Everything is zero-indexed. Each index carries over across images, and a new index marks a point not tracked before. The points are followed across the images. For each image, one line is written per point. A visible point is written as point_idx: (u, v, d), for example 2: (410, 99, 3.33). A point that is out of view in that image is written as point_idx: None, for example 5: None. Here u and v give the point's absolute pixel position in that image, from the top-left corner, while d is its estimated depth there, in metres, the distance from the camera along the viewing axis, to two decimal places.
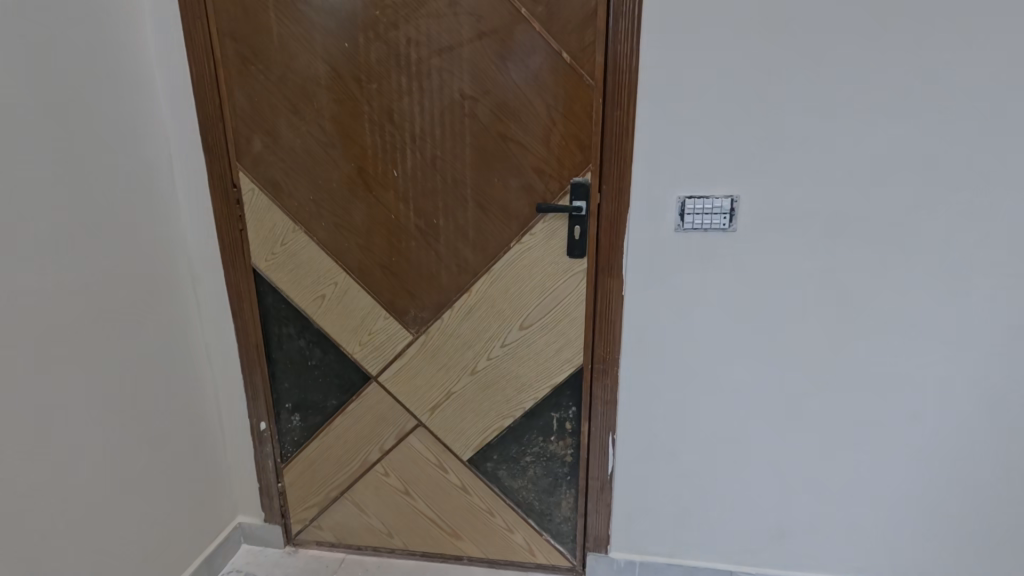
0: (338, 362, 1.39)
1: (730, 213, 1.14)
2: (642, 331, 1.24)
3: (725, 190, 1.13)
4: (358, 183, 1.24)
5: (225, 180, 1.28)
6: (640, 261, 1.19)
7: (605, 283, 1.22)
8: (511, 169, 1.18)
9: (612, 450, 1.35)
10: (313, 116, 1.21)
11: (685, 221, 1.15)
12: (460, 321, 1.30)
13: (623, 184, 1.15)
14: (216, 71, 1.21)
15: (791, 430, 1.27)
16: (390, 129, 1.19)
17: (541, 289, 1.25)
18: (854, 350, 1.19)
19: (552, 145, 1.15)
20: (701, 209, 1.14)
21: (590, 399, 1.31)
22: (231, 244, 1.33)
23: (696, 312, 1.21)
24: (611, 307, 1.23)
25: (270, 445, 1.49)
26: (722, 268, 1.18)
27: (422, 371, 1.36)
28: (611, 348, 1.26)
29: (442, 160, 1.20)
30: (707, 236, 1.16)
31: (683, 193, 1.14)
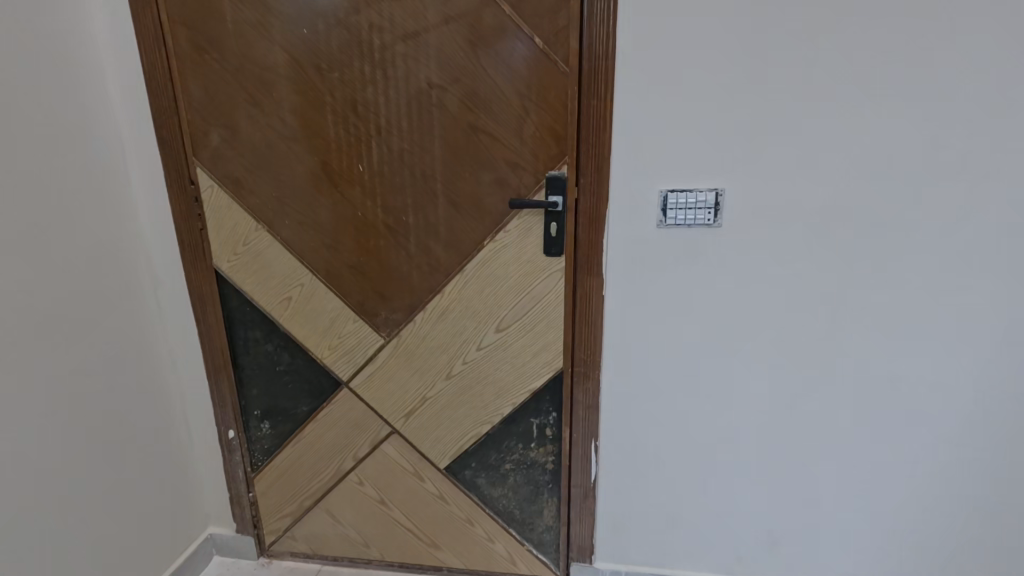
0: (308, 367, 1.33)
1: (715, 208, 1.07)
2: (624, 332, 1.18)
3: (708, 182, 1.07)
4: (322, 179, 1.17)
5: (183, 176, 1.21)
6: (621, 259, 1.13)
7: (584, 282, 1.15)
8: (483, 163, 1.11)
9: (594, 457, 1.29)
10: (273, 109, 1.14)
11: (668, 216, 1.08)
12: (433, 323, 1.24)
13: (601, 177, 1.08)
14: (169, 61, 1.14)
15: (781, 435, 1.21)
16: (353, 121, 1.12)
17: (518, 289, 1.18)
18: (846, 351, 1.13)
19: (526, 137, 1.09)
20: (684, 203, 1.07)
21: (571, 404, 1.25)
22: (192, 244, 1.26)
23: (681, 312, 1.15)
24: (591, 307, 1.17)
25: (240, 453, 1.43)
26: (707, 265, 1.11)
27: (395, 376, 1.30)
28: (592, 350, 1.20)
29: (409, 154, 1.13)
30: (690, 232, 1.10)
31: (665, 186, 1.07)
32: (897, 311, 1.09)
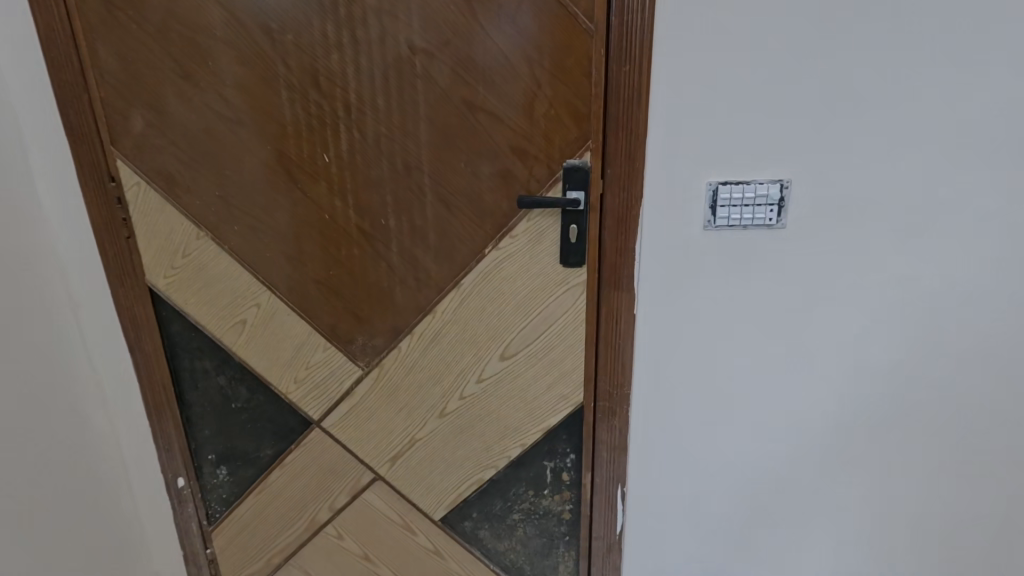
0: (270, 403, 1.09)
1: (777, 204, 0.85)
2: (659, 358, 0.96)
3: (768, 172, 0.85)
4: (278, 173, 0.92)
5: (100, 171, 0.95)
6: (657, 268, 0.90)
7: (612, 299, 0.92)
8: (483, 150, 0.87)
9: (621, 505, 1.07)
10: (211, 83, 0.88)
11: (719, 214, 0.85)
12: (423, 351, 1.00)
13: (634, 167, 0.85)
14: (72, 21, 0.87)
15: (841, 473, 1.02)
16: (315, 98, 0.87)
17: (528, 308, 0.95)
18: (914, 371, 0.95)
19: (538, 116, 0.85)
20: (740, 198, 0.85)
21: (593, 444, 1.02)
22: (118, 256, 1.01)
23: (727, 333, 0.94)
24: (619, 329, 0.94)
25: (193, 505, 1.19)
26: (763, 276, 0.90)
27: (378, 413, 1.06)
28: (619, 380, 0.98)
29: (387, 139, 0.88)
30: (745, 234, 0.87)
31: (716, 178, 0.85)
32: (977, 323, 0.92)
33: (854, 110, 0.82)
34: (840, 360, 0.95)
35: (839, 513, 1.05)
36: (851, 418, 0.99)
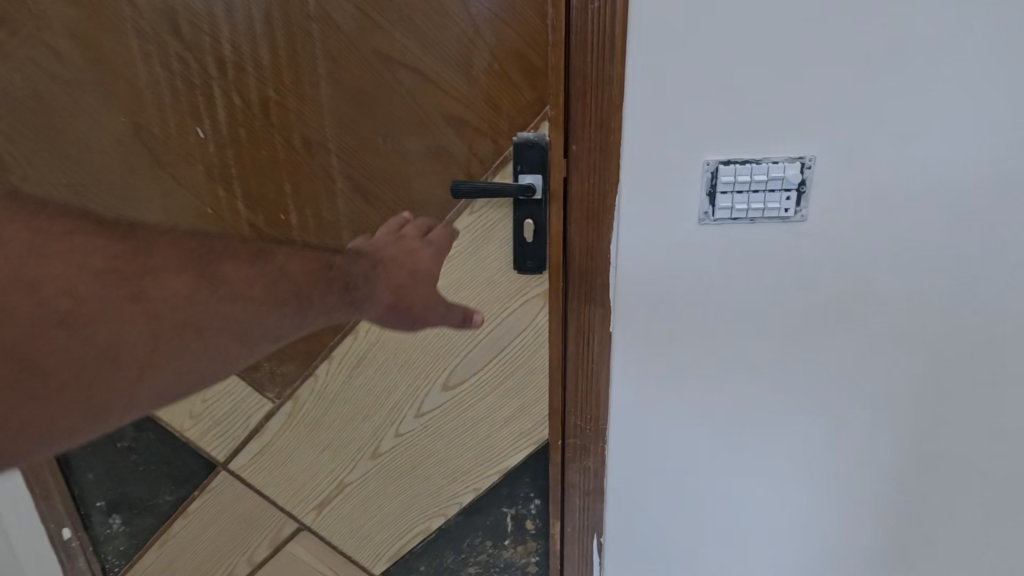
0: (165, 442, 0.88)
1: (797, 188, 0.63)
2: (642, 389, 0.75)
3: (787, 148, 0.62)
4: (138, 153, 0.69)
5: None
6: (637, 274, 0.68)
7: (580, 315, 0.71)
8: (405, 121, 0.65)
9: (598, 560, 0.87)
10: (37, 31, 0.65)
11: (719, 204, 0.64)
12: (346, 379, 0.80)
13: (608, 141, 0.63)
14: None
15: (882, 532, 0.80)
16: (177, 51, 0.64)
17: (475, 327, 0.74)
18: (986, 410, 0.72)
19: (477, 74, 0.63)
20: (747, 182, 0.62)
21: (561, 490, 0.82)
22: None
23: (732, 358, 0.72)
24: (590, 354, 0.73)
25: (85, 559, 0.98)
26: (777, 286, 0.68)
27: (296, 454, 0.86)
28: (592, 416, 0.77)
29: (277, 106, 0.66)
30: (754, 230, 0.65)
31: (715, 155, 0.62)
32: None
33: (912, 57, 0.58)
34: (881, 400, 0.73)
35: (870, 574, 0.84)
36: (894, 473, 0.76)
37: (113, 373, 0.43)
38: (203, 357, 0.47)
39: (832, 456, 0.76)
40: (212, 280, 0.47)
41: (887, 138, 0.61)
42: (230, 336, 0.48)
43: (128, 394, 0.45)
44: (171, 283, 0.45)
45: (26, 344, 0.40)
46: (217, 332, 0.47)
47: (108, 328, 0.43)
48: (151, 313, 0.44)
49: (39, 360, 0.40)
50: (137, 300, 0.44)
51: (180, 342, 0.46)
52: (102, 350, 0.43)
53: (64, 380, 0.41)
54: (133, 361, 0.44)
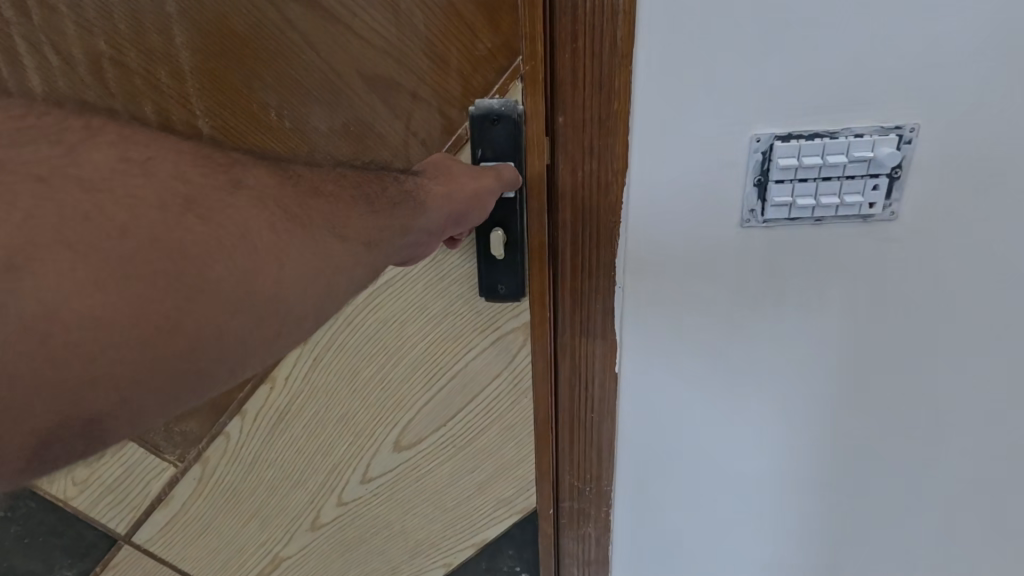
0: (48, 513, 0.69)
1: (887, 172, 0.43)
2: (658, 443, 0.57)
3: (873, 116, 0.42)
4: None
5: None
6: (652, 298, 0.49)
7: (574, 352, 0.52)
8: (307, 87, 0.43)
9: None
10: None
11: (773, 199, 0.44)
12: (266, 439, 0.60)
13: (611, 110, 0.42)
14: None
15: None
16: None
17: (433, 372, 0.54)
18: None
19: (409, 8, 0.40)
20: (817, 165, 0.42)
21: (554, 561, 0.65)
22: None
23: (779, 402, 0.54)
24: (591, 399, 0.54)
25: None
26: (844, 311, 0.49)
27: (214, 527, 0.67)
28: (594, 476, 0.59)
29: (115, 66, 0.44)
30: (818, 236, 0.46)
31: (770, 128, 0.42)
32: None
33: None
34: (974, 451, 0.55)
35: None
36: (983, 539, 0.59)
37: (216, 299, 0.27)
38: (311, 262, 0.30)
39: (902, 520, 0.59)
40: (240, 175, 0.30)
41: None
42: (322, 228, 0.31)
43: (229, 329, 0.27)
44: (206, 177, 0.29)
45: (60, 225, 0.24)
46: (297, 230, 0.30)
47: (198, 228, 0.27)
48: (219, 220, 0.28)
49: (111, 288, 0.25)
50: (185, 186, 0.28)
51: (266, 254, 0.29)
52: (181, 259, 0.26)
53: (151, 321, 0.25)
54: (242, 271, 0.28)
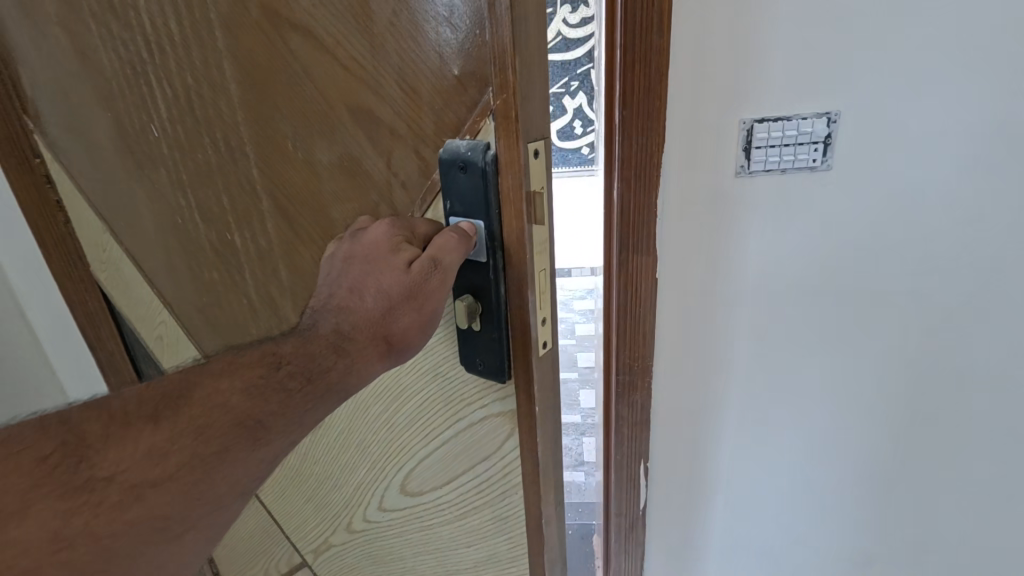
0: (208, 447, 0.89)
1: (823, 140, 0.67)
2: (682, 343, 0.82)
3: (818, 109, 0.66)
4: (126, 155, 0.63)
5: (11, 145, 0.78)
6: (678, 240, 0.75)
7: (623, 275, 0.76)
8: (314, 120, 0.42)
9: (639, 525, 0.99)
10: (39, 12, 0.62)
11: (752, 160, 0.69)
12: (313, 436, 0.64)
13: (653, 105, 0.66)
14: None
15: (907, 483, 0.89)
16: (118, 32, 0.53)
17: (428, 431, 0.49)
18: (994, 370, 0.78)
19: (381, 34, 0.34)
20: (776, 135, 0.67)
21: (612, 420, 0.88)
22: (61, 248, 0.88)
23: (770, 311, 0.78)
24: (634, 319, 0.79)
25: None
26: (803, 250, 0.74)
27: (289, 495, 0.75)
28: (630, 386, 0.84)
29: (198, 98, 0.49)
30: (788, 187, 0.70)
31: (748, 111, 0.67)
32: None
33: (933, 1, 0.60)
34: (904, 366, 0.80)
35: (891, 515, 0.92)
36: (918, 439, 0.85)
37: None
38: None
39: (861, 413, 0.84)
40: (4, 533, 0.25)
41: (911, 89, 0.64)
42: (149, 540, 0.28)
43: None
44: None
45: None
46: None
47: None
48: None
49: None
50: None
51: None
52: None
53: None
54: None
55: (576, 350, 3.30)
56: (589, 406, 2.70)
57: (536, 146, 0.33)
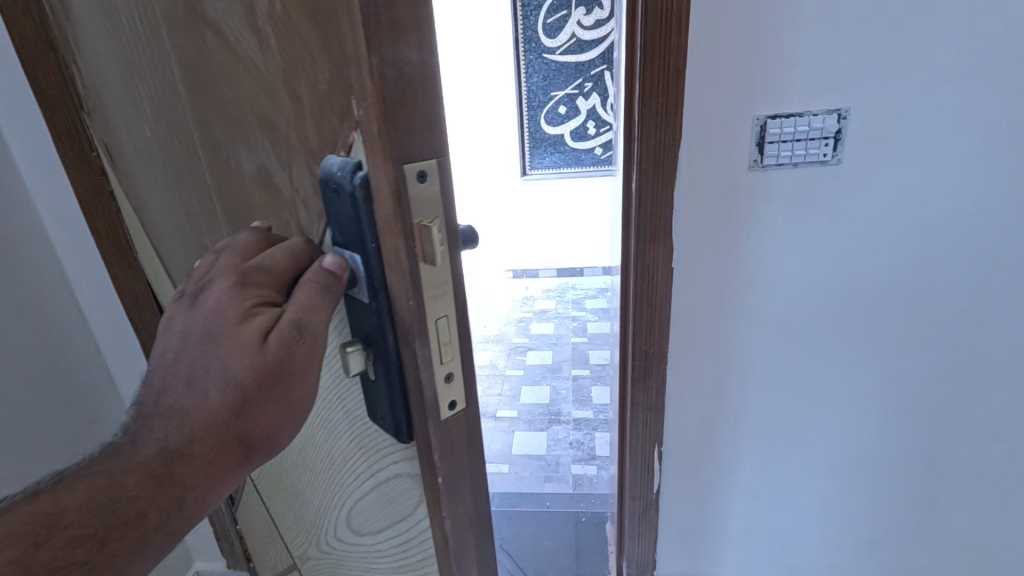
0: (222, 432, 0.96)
1: (832, 136, 0.88)
2: (700, 305, 1.04)
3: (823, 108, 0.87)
4: (166, 166, 0.69)
5: (82, 145, 0.89)
6: (695, 218, 0.97)
7: (647, 252, 0.99)
8: (297, 161, 0.48)
9: (658, 465, 1.19)
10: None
11: (766, 152, 0.90)
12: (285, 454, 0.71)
13: (671, 106, 0.89)
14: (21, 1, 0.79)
15: (890, 425, 1.09)
16: (156, 63, 0.59)
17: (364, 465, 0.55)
18: (959, 328, 0.99)
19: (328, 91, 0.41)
20: (789, 130, 0.88)
21: (639, 370, 1.09)
22: (113, 240, 0.98)
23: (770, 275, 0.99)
24: (658, 285, 1.01)
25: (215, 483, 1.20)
26: (794, 228, 0.96)
27: (274, 502, 0.82)
28: (654, 339, 1.06)
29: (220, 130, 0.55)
30: (797, 174, 0.92)
31: (764, 111, 0.89)
32: None
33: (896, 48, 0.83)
34: (884, 325, 1.01)
35: (874, 454, 1.12)
36: (898, 387, 1.06)
37: None
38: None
39: (849, 365, 1.05)
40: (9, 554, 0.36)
41: (884, 107, 0.86)
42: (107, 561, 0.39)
43: None
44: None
45: None
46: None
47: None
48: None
49: None
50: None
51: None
52: None
53: None
54: None
55: (591, 347, 3.28)
56: (604, 404, 2.68)
57: (426, 166, 0.37)
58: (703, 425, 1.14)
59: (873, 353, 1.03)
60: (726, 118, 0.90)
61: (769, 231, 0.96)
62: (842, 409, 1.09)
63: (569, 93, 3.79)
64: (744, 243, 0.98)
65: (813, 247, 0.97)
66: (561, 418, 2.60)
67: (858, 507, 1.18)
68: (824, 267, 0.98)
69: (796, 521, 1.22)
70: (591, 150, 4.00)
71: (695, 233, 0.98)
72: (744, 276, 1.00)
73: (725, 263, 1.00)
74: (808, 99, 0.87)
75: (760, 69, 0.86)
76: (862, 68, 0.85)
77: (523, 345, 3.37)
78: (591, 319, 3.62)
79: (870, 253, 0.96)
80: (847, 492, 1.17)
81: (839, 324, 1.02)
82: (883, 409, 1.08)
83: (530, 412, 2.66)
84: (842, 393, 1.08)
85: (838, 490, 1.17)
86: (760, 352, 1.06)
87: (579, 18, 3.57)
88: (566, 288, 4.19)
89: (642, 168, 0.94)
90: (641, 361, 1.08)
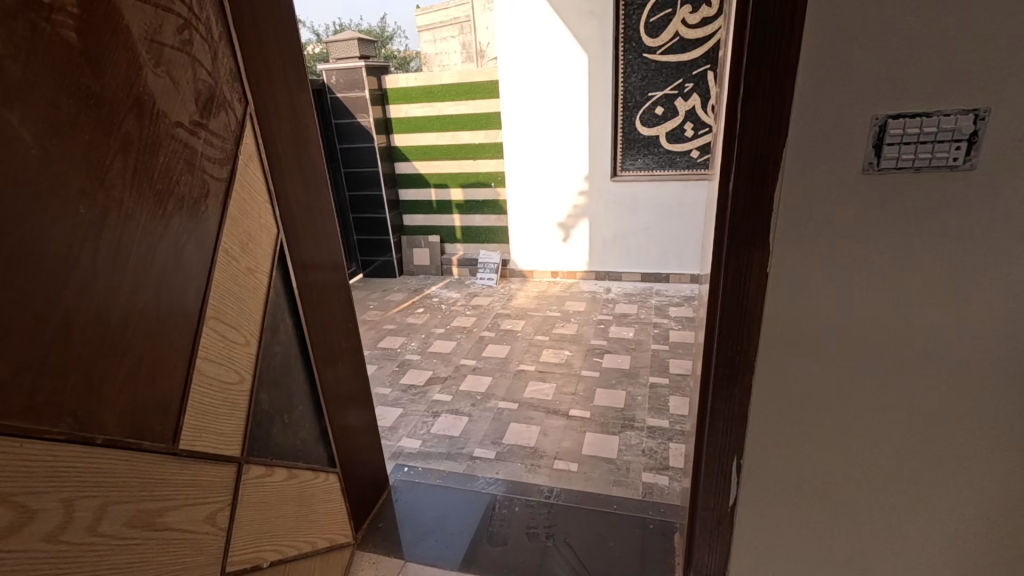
0: (231, 379, 1.23)
1: (967, 139, 0.80)
2: (792, 317, 0.98)
3: (962, 114, 0.80)
4: (162, 197, 1.03)
5: (244, 157, 1.28)
6: (794, 225, 0.92)
7: (742, 254, 0.97)
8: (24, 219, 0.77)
9: (736, 478, 1.14)
10: (75, 23, 0.83)
11: (883, 154, 0.84)
12: (143, 412, 0.98)
13: (777, 109, 0.86)
14: (235, 66, 1.23)
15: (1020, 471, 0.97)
16: (132, 133, 0.96)
17: None
18: None
19: None
20: (912, 130, 0.82)
21: (720, 374, 1.07)
22: (278, 223, 1.42)
23: (878, 293, 0.92)
24: (751, 290, 0.98)
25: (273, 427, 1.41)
26: (909, 239, 0.88)
27: (206, 431, 1.14)
28: (742, 345, 1.03)
29: (117, 197, 0.93)
30: (921, 180, 0.85)
31: (886, 110, 0.82)
32: None
33: None
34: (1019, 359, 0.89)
35: (991, 500, 1.00)
36: None
37: None
38: None
39: (968, 398, 0.94)
40: None
41: None
42: None
43: None
44: None
45: None
46: None
47: None
48: None
49: None
50: None
51: None
52: None
53: None
54: None
55: (672, 356, 3.17)
56: (681, 414, 2.60)
57: None
58: (785, 443, 1.09)
59: (998, 384, 0.92)
60: (841, 118, 0.84)
61: (881, 240, 0.89)
62: (955, 444, 0.98)
63: (668, 93, 3.73)
64: (845, 255, 0.92)
65: (932, 262, 0.88)
66: (635, 424, 2.56)
67: (967, 554, 1.06)
68: (944, 286, 0.89)
69: (889, 560, 1.12)
70: (687, 152, 3.86)
71: (793, 238, 0.93)
72: (843, 289, 0.94)
73: (824, 274, 0.94)
74: (941, 98, 0.80)
75: (883, 68, 0.80)
76: (1011, 72, 0.76)
77: (600, 347, 3.34)
78: (673, 327, 3.52)
79: (1006, 272, 0.86)
80: (953, 536, 1.05)
81: (959, 349, 0.92)
82: (1009, 449, 0.96)
83: (603, 414, 2.64)
84: (958, 427, 0.97)
85: (941, 533, 1.06)
86: (858, 371, 0.98)
87: (683, 16, 3.54)
88: (650, 293, 4.10)
89: (741, 168, 0.92)
90: (725, 367, 1.06)
